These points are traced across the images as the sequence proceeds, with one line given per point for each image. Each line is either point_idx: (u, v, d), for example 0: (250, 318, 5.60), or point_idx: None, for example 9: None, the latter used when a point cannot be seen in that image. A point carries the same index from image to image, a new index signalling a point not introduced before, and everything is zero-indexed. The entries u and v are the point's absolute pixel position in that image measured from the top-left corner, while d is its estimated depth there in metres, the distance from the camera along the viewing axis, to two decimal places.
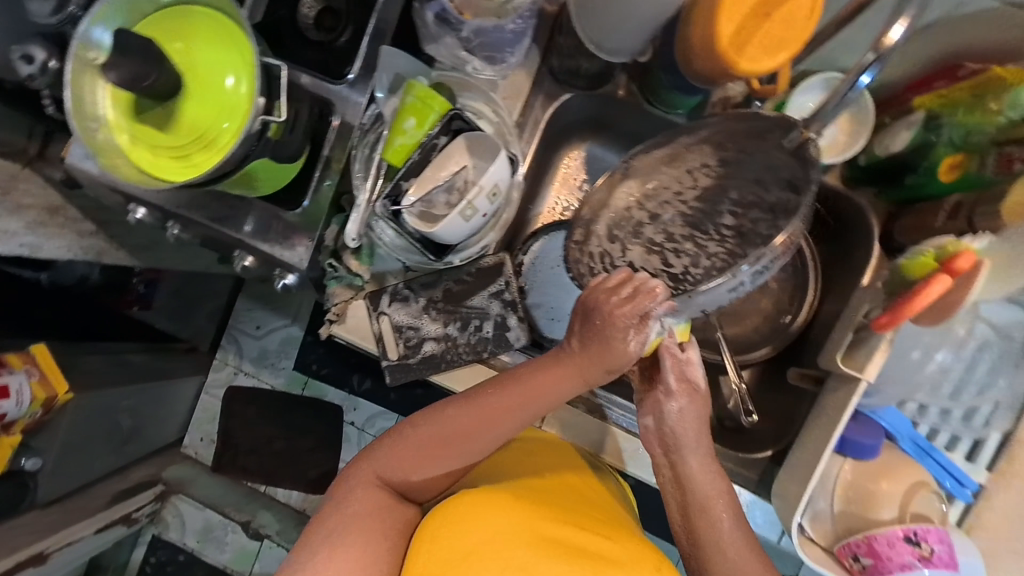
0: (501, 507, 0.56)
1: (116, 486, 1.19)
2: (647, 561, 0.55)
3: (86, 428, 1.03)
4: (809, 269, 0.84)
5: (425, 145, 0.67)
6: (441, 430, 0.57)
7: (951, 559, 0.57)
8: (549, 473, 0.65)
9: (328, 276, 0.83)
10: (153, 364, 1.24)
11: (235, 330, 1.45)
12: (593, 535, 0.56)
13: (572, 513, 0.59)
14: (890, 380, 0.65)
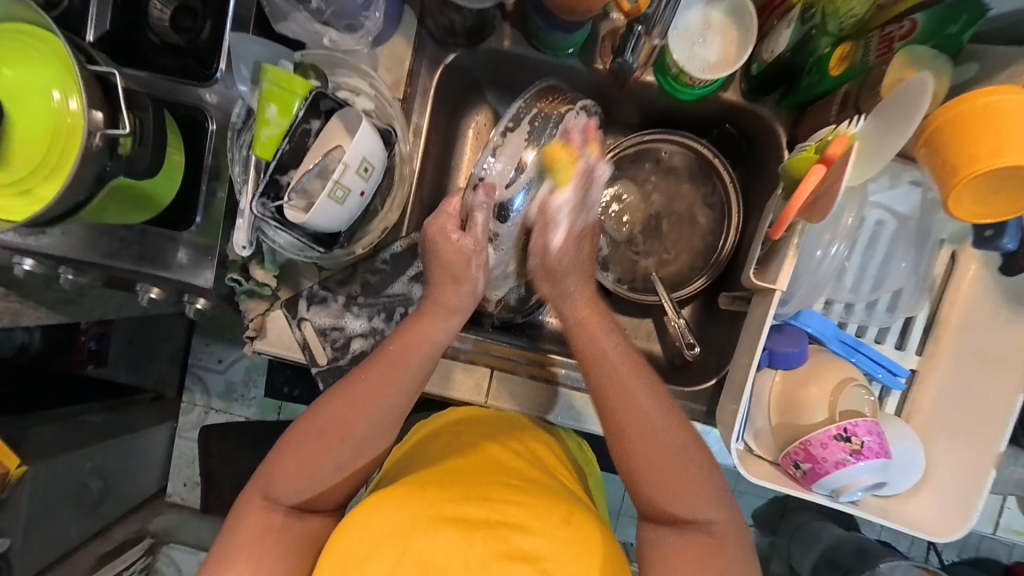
0: (398, 499, 0.55)
1: (99, 549, 1.12)
2: (556, 510, 0.56)
3: (49, 496, 0.99)
4: (729, 192, 0.83)
5: (295, 131, 0.62)
6: (316, 425, 0.60)
7: (881, 447, 0.58)
8: (470, 451, 0.64)
9: (237, 293, 0.79)
10: (116, 420, 1.18)
11: (197, 368, 1.37)
12: (498, 503, 0.55)
13: (479, 484, 0.58)
14: (806, 287, 0.65)
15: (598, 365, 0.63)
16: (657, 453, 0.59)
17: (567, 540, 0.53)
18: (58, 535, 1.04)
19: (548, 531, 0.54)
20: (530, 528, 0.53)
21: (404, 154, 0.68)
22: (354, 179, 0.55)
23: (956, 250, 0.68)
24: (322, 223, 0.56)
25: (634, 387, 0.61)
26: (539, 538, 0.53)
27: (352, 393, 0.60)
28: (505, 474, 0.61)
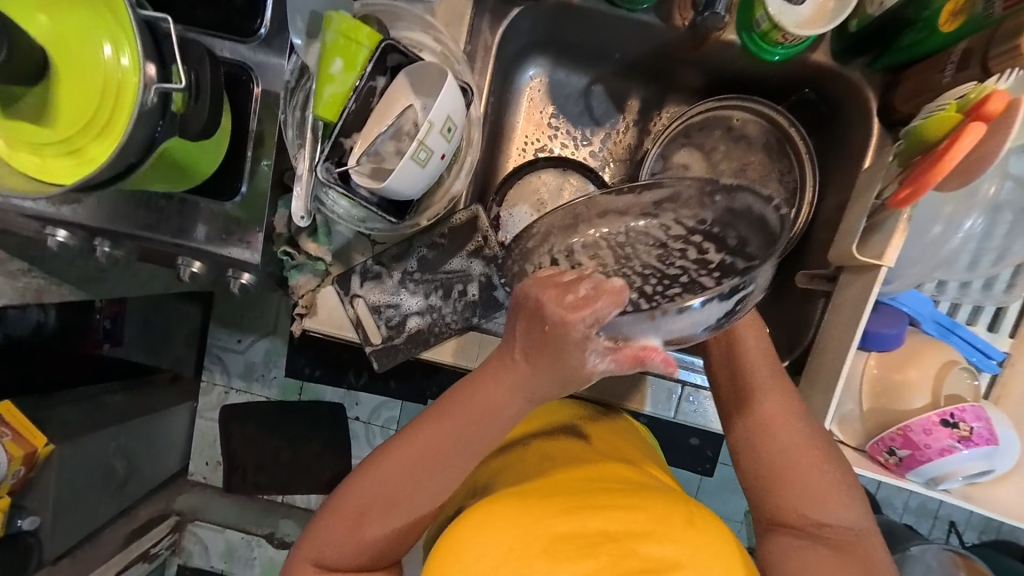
0: (499, 521, 0.52)
1: (126, 528, 1.16)
2: (677, 513, 0.52)
3: (76, 477, 0.99)
4: (805, 163, 0.79)
5: (360, 89, 0.56)
6: (368, 487, 0.56)
7: (989, 434, 0.55)
8: (563, 466, 0.61)
9: (286, 268, 0.75)
10: (133, 400, 1.15)
11: (215, 349, 1.33)
12: (611, 510, 0.52)
13: (582, 495, 0.55)
14: (915, 265, 0.60)
15: (746, 360, 0.61)
16: (804, 463, 0.56)
17: (697, 544, 0.50)
18: (87, 515, 1.05)
19: (678, 536, 0.50)
20: (659, 535, 0.49)
21: (473, 118, 0.63)
22: (438, 140, 0.49)
23: None
24: (401, 190, 0.51)
25: (778, 394, 0.59)
26: (673, 545, 0.49)
27: (408, 447, 0.55)
28: (604, 482, 0.58)
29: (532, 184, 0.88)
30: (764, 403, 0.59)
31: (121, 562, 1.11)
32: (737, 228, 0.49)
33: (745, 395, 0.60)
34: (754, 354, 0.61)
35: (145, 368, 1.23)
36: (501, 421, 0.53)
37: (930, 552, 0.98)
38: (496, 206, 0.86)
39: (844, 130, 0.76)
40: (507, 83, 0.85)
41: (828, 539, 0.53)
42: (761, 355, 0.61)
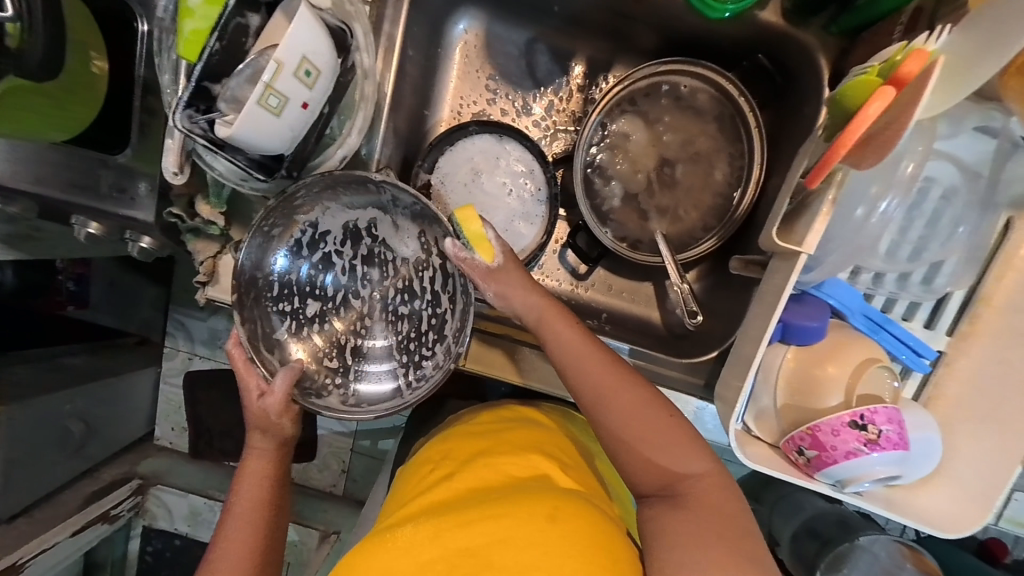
0: (378, 547, 0.54)
1: (87, 488, 1.10)
2: (540, 509, 0.52)
3: (34, 436, 0.94)
4: (753, 137, 0.73)
5: (224, 26, 0.50)
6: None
7: (900, 438, 0.51)
8: (457, 474, 0.60)
9: (182, 231, 0.69)
10: (98, 363, 1.15)
11: (178, 315, 1.30)
12: (475, 524, 0.52)
13: (459, 508, 0.54)
14: (840, 250, 0.55)
15: (563, 347, 0.58)
16: (639, 428, 0.55)
17: (553, 541, 0.49)
18: (42, 476, 1.01)
19: (534, 536, 0.50)
20: (516, 542, 0.50)
21: (366, 68, 0.57)
22: (293, 84, 0.44)
23: (1014, 216, 0.58)
24: (257, 141, 0.45)
25: (601, 370, 0.57)
26: (528, 550, 0.49)
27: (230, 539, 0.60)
28: (485, 490, 0.56)
29: (466, 151, 0.81)
30: (583, 384, 0.57)
31: (81, 521, 1.04)
32: (446, 312, 0.63)
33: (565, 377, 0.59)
34: (574, 342, 0.58)
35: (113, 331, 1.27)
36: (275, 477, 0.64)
37: (878, 543, 0.96)
38: (425, 173, 0.79)
39: (797, 100, 0.69)
40: (437, 35, 0.77)
41: (689, 503, 0.52)
42: (583, 341, 0.58)
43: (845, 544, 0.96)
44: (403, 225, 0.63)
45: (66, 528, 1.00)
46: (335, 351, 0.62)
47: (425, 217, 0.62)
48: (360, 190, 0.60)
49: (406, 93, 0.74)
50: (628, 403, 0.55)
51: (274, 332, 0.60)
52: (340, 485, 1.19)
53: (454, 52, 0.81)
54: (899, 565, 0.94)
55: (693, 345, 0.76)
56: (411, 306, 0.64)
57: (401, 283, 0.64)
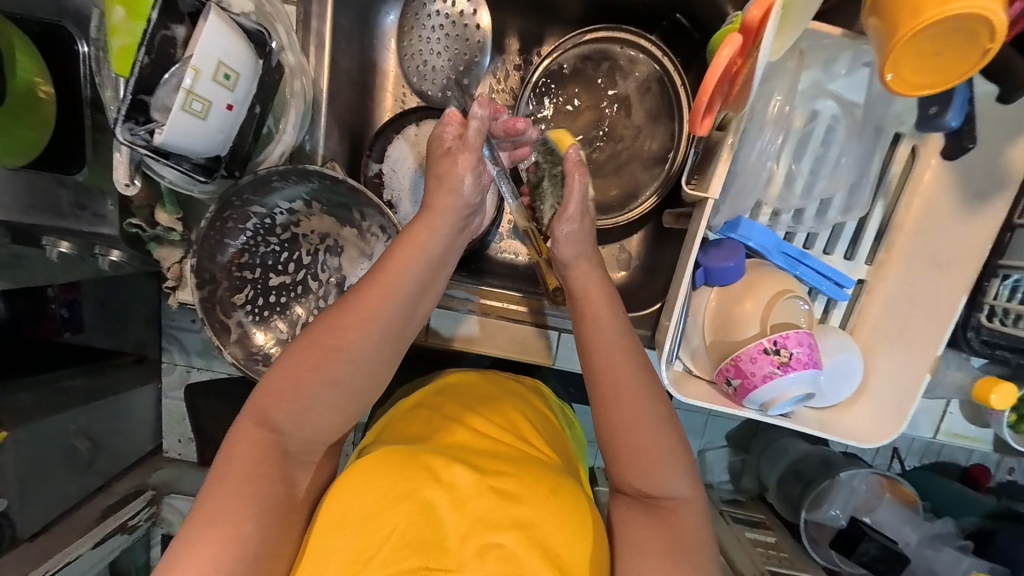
0: (380, 467, 0.54)
1: (103, 503, 1.11)
2: (542, 483, 0.55)
3: (38, 454, 0.96)
4: (680, 95, 0.76)
5: (148, 38, 0.53)
6: (311, 339, 0.54)
7: (811, 359, 0.56)
8: (459, 427, 0.63)
9: (145, 240, 0.73)
10: (95, 385, 1.12)
11: (171, 328, 1.33)
12: (490, 472, 0.54)
13: (474, 456, 0.57)
14: (746, 191, 0.59)
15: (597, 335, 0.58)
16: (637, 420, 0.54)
17: (551, 511, 0.52)
18: (56, 492, 1.02)
19: (534, 499, 0.52)
20: (526, 498, 0.52)
21: (292, 65, 0.60)
22: (212, 88, 0.47)
23: (919, 143, 0.62)
24: (186, 145, 0.49)
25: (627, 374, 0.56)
26: (529, 508, 0.52)
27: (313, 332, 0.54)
28: (490, 448, 0.60)
29: (412, 137, 0.84)
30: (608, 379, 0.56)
31: (97, 533, 1.03)
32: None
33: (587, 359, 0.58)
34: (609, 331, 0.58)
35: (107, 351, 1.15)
36: (391, 314, 0.55)
37: (859, 478, 0.91)
38: (375, 163, 0.84)
39: None
40: (368, 26, 0.80)
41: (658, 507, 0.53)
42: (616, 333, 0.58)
43: None
44: (366, 232, 0.69)
45: (84, 541, 0.99)
46: (293, 330, 0.69)
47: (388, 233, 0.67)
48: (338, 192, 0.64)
49: (343, 86, 0.77)
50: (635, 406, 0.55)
51: (231, 297, 0.66)
52: None
53: (388, 41, 0.83)
54: (879, 494, 0.91)
55: (638, 302, 0.80)
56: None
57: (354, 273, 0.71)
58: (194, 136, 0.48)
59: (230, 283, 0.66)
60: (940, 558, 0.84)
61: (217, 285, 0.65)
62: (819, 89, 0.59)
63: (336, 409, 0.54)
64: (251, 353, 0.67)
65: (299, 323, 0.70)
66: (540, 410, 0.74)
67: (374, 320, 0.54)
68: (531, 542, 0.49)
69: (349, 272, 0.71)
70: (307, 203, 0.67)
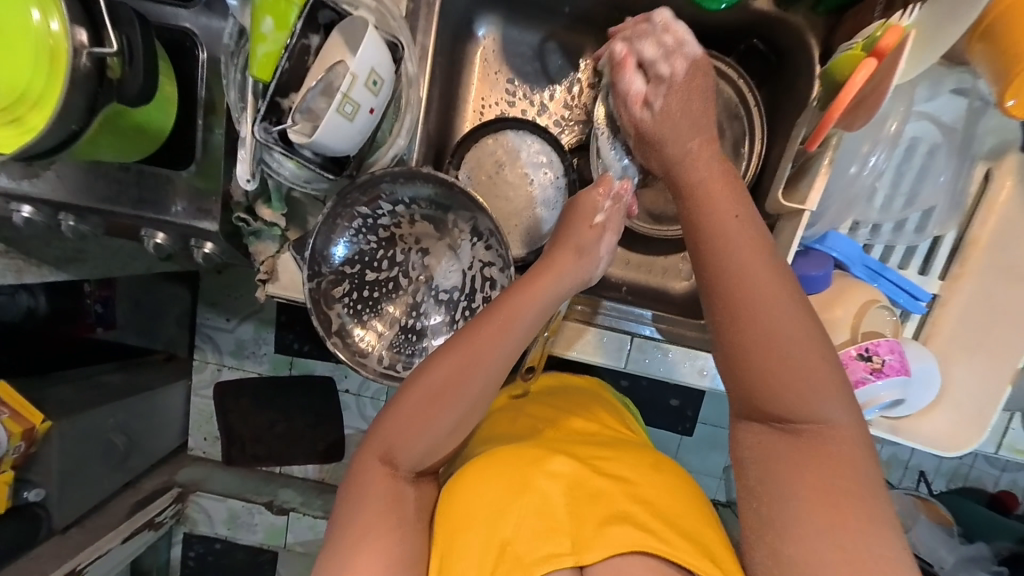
0: (494, 466, 0.57)
1: (131, 499, 1.23)
2: (644, 459, 0.58)
3: (83, 448, 1.05)
4: (754, 112, 0.78)
5: (292, 48, 0.57)
6: (429, 382, 0.57)
7: (901, 365, 0.59)
8: (549, 423, 0.66)
9: (244, 234, 0.77)
10: (132, 381, 1.24)
11: (206, 328, 1.41)
12: (591, 457, 0.57)
13: (572, 447, 0.60)
14: (835, 204, 0.63)
15: (714, 222, 0.54)
16: (769, 306, 0.51)
17: (661, 483, 0.55)
18: (92, 487, 1.11)
19: (641, 475, 0.55)
20: (633, 474, 0.55)
21: (410, 75, 0.64)
22: (363, 93, 0.51)
23: (993, 167, 0.65)
24: (332, 144, 0.53)
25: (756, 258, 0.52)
26: (641, 484, 0.54)
27: (437, 369, 0.57)
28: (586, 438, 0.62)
29: (490, 146, 0.88)
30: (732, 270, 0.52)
31: (130, 527, 1.18)
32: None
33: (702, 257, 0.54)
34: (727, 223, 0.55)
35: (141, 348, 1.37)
36: (499, 356, 0.58)
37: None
38: (454, 169, 0.87)
39: (789, 78, 0.76)
40: (457, 42, 0.85)
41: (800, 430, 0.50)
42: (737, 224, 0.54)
43: None
44: (458, 231, 0.74)
45: (117, 535, 1.13)
46: (391, 329, 0.74)
47: (485, 237, 0.71)
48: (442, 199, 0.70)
49: (434, 98, 0.81)
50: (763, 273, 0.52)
51: (332, 291, 0.70)
52: None
53: (474, 57, 0.89)
54: (913, 515, 1.07)
55: None
56: (456, 300, 0.75)
57: (443, 269, 0.76)
58: (340, 137, 0.53)
59: (335, 279, 0.70)
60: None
61: (325, 283, 0.69)
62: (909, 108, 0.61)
63: (442, 444, 0.58)
64: (348, 345, 0.70)
65: (395, 321, 0.74)
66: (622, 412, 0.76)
67: (488, 363, 0.58)
68: (650, 512, 0.51)
69: (437, 268, 0.76)
70: (408, 206, 0.72)
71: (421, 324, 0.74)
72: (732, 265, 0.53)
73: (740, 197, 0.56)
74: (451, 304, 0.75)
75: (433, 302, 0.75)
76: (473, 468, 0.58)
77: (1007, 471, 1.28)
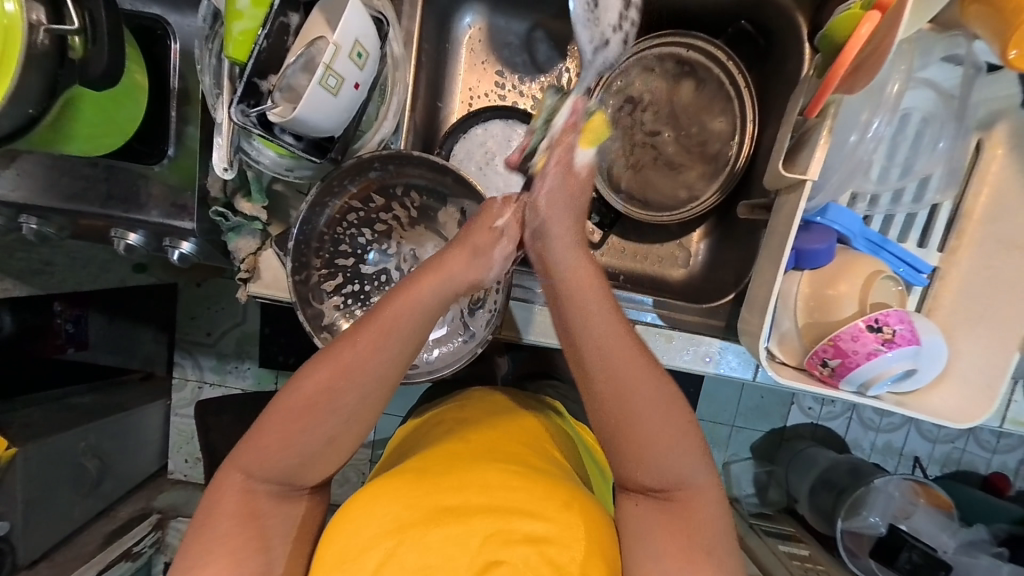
0: (387, 492, 0.52)
1: (105, 528, 1.14)
2: (557, 495, 0.52)
3: (49, 473, 0.98)
4: (745, 95, 0.78)
5: (271, 26, 0.55)
6: (299, 394, 0.52)
7: (912, 335, 0.57)
8: (475, 436, 0.61)
9: (225, 231, 0.73)
10: (106, 401, 1.18)
11: (184, 342, 1.35)
12: (499, 488, 0.52)
13: (480, 468, 0.54)
14: (838, 178, 0.62)
15: (585, 326, 0.55)
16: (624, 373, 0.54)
17: (572, 525, 0.50)
18: (61, 517, 1.04)
19: (549, 515, 0.50)
20: (533, 513, 0.50)
21: (396, 56, 0.62)
22: (348, 65, 0.48)
23: (982, 138, 0.66)
24: (316, 121, 0.50)
25: (631, 374, 0.54)
26: (544, 522, 0.49)
27: (337, 358, 0.53)
28: (503, 461, 0.56)
29: (479, 137, 0.86)
30: (620, 440, 0.54)
31: (104, 560, 1.05)
32: (486, 309, 0.71)
33: (598, 414, 0.54)
34: (601, 316, 0.55)
35: (114, 369, 1.29)
36: (398, 345, 0.54)
37: (891, 483, 1.06)
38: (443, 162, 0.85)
39: (780, 60, 0.76)
40: (443, 32, 0.83)
41: (666, 502, 0.54)
42: (605, 314, 0.55)
43: (859, 490, 1.07)
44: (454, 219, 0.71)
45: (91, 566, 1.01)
46: None
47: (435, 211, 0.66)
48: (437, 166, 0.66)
49: (419, 88, 0.79)
50: (658, 435, 0.53)
51: (323, 283, 0.68)
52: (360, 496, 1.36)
53: (461, 47, 0.86)
54: (912, 501, 1.05)
55: (710, 294, 0.84)
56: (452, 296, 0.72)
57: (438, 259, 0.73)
58: (322, 113, 0.49)
59: (323, 270, 0.67)
60: (976, 563, 0.99)
61: (310, 276, 0.66)
62: (915, 76, 0.61)
63: (311, 462, 0.53)
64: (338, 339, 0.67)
65: None
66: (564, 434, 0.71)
67: (382, 353, 0.53)
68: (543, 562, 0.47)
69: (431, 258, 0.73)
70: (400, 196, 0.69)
71: None
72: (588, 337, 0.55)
73: (604, 294, 0.56)
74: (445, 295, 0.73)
75: None
76: (363, 490, 0.54)
77: (997, 452, 1.28)
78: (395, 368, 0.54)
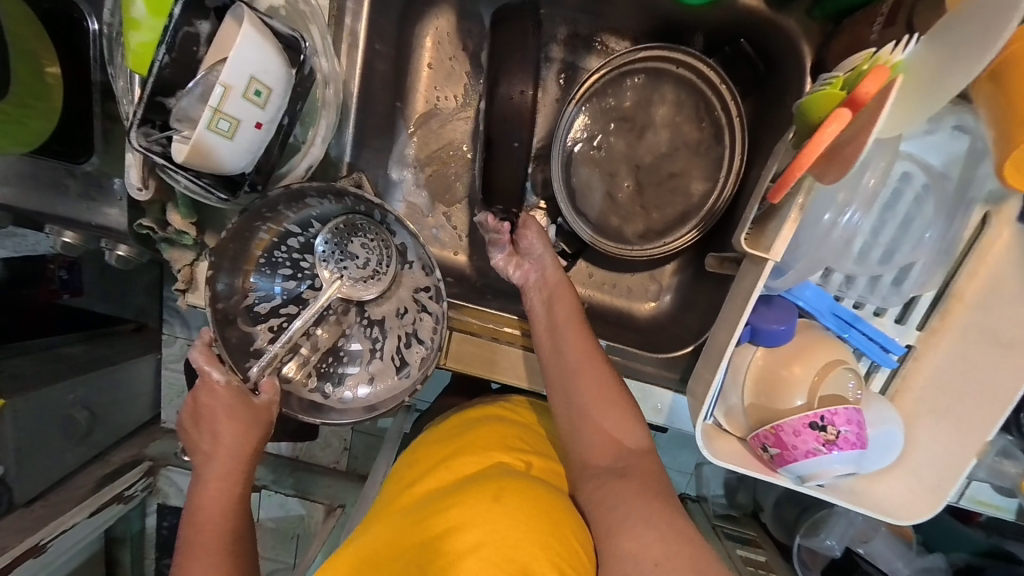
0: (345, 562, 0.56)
1: (98, 472, 1.08)
2: (487, 491, 0.54)
3: (41, 419, 0.90)
4: (734, 129, 0.70)
5: (172, 35, 0.47)
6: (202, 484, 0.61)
7: (857, 437, 0.53)
8: (421, 478, 0.64)
9: (156, 240, 0.68)
10: (95, 355, 1.07)
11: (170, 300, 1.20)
12: (433, 518, 0.54)
13: (416, 512, 0.57)
14: (808, 254, 0.56)
15: (558, 330, 0.65)
16: (596, 404, 0.62)
17: (498, 514, 0.51)
18: (53, 464, 0.98)
19: (482, 516, 0.51)
20: (466, 523, 0.51)
21: (325, 72, 0.57)
22: (242, 105, 0.46)
23: (991, 212, 0.57)
24: (217, 165, 0.48)
25: (577, 335, 0.65)
26: (476, 525, 0.51)
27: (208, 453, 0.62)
28: (448, 487, 0.59)
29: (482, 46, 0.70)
30: (573, 407, 0.62)
31: (95, 503, 1.03)
32: (422, 346, 0.66)
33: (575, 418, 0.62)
34: (567, 335, 0.65)
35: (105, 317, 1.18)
36: (220, 418, 0.61)
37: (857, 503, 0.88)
38: None
39: (778, 90, 0.67)
40: (403, 24, 0.73)
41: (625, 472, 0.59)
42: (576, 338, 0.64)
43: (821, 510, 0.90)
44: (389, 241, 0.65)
45: (83, 509, 0.99)
46: (315, 353, 0.65)
47: (362, 278, 0.64)
48: (359, 220, 0.64)
49: (375, 90, 0.72)
50: (594, 386, 0.62)
51: (251, 307, 0.63)
52: (342, 461, 1.30)
53: (424, 42, 0.77)
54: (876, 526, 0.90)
55: (668, 341, 0.78)
56: (390, 325, 0.66)
57: (372, 278, 0.65)
58: (225, 157, 0.48)
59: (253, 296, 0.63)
60: None
61: (241, 297, 0.62)
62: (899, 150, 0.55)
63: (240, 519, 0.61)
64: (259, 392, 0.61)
65: (324, 346, 0.65)
66: (518, 419, 0.72)
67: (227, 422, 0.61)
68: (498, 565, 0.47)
69: (368, 282, 0.65)
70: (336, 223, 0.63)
71: (349, 351, 0.66)
72: (560, 345, 0.65)
73: (583, 335, 0.65)
74: (385, 328, 0.66)
75: (363, 327, 0.66)
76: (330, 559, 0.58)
77: None
78: (229, 429, 0.61)
